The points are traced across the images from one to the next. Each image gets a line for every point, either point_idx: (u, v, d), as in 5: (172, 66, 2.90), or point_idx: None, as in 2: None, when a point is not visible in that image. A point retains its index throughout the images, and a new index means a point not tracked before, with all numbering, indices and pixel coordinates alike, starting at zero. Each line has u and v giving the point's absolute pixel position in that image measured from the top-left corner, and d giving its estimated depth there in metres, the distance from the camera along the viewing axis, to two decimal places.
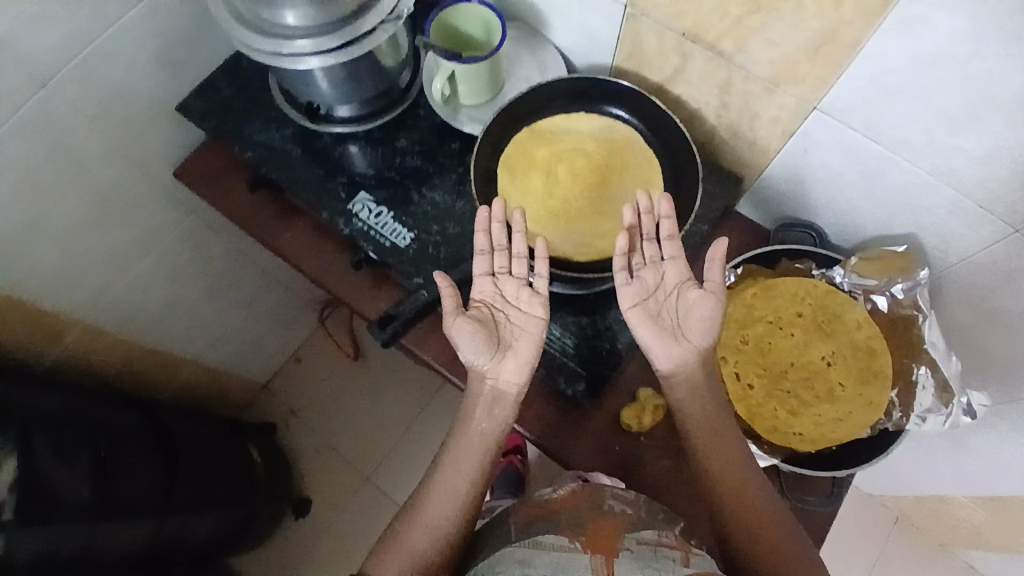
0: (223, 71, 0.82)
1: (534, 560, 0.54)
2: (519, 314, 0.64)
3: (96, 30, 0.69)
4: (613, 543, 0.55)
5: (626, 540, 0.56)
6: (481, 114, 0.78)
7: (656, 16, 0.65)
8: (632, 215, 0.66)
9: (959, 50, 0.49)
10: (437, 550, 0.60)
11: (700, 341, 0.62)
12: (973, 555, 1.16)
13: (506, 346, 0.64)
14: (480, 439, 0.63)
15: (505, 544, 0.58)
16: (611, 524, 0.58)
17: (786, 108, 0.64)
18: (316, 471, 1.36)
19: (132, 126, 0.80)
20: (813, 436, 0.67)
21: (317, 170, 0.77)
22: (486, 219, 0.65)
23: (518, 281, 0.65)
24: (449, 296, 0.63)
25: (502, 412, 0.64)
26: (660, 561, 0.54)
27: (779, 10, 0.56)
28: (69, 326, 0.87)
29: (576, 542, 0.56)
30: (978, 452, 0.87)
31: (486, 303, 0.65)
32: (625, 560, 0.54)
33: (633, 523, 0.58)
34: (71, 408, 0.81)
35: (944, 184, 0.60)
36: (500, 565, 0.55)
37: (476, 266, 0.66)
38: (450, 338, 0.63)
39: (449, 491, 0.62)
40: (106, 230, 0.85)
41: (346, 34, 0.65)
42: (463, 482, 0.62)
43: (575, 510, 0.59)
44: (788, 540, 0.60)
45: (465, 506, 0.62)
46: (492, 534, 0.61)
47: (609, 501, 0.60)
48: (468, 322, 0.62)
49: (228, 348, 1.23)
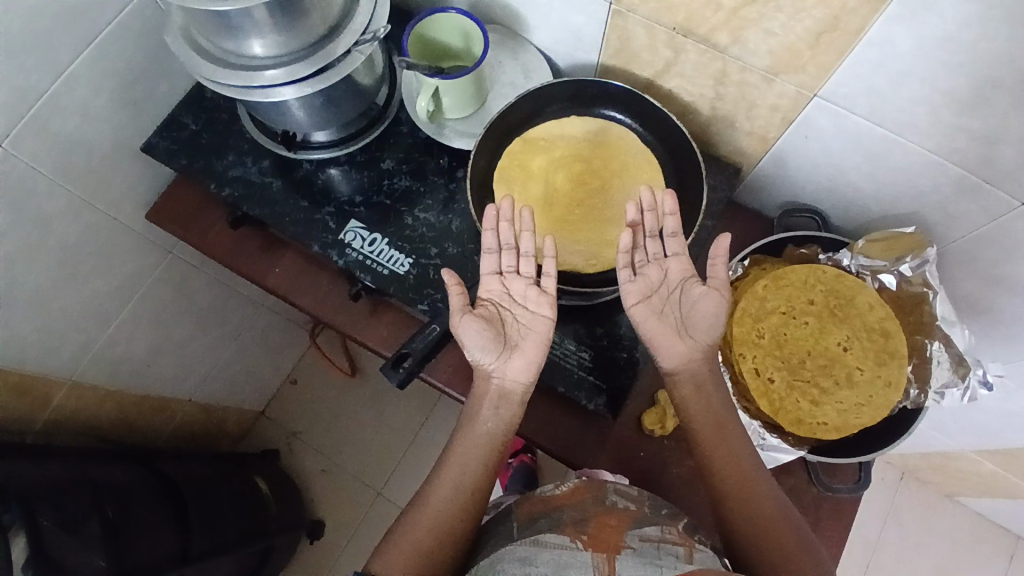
0: (186, 105, 0.78)
1: (536, 557, 0.48)
2: (524, 312, 0.63)
3: (45, 79, 0.64)
4: (616, 540, 0.50)
5: (628, 536, 0.50)
6: (467, 126, 0.75)
7: (643, 12, 0.63)
8: (636, 212, 0.64)
9: (965, 33, 0.49)
10: (434, 541, 0.55)
11: (703, 336, 0.61)
12: (978, 500, 1.22)
13: (514, 345, 0.62)
14: (486, 439, 0.60)
15: (507, 542, 0.53)
16: (614, 518, 0.53)
17: (785, 97, 0.64)
18: (327, 492, 1.34)
19: (95, 173, 0.75)
20: (837, 424, 0.65)
21: (301, 201, 0.73)
22: (494, 217, 0.63)
23: (525, 279, 0.63)
24: (456, 294, 0.61)
25: (508, 410, 0.61)
26: (664, 558, 0.48)
27: (777, 1, 0.54)
28: (56, 388, 0.82)
29: (578, 540, 0.50)
30: (985, 408, 0.90)
31: (493, 301, 0.63)
32: (627, 557, 0.48)
33: (634, 520, 0.53)
34: (69, 471, 0.76)
35: (949, 163, 0.60)
36: (500, 564, 0.49)
37: (483, 264, 0.64)
38: (455, 335, 0.62)
39: (451, 482, 0.58)
40: (81, 285, 0.80)
41: (320, 60, 0.61)
42: (464, 476, 0.58)
43: (578, 505, 0.55)
44: (798, 539, 0.56)
45: (456, 523, 0.56)
46: (494, 532, 0.57)
47: (612, 497, 0.56)
48: (475, 320, 0.61)
49: (218, 382, 1.19)
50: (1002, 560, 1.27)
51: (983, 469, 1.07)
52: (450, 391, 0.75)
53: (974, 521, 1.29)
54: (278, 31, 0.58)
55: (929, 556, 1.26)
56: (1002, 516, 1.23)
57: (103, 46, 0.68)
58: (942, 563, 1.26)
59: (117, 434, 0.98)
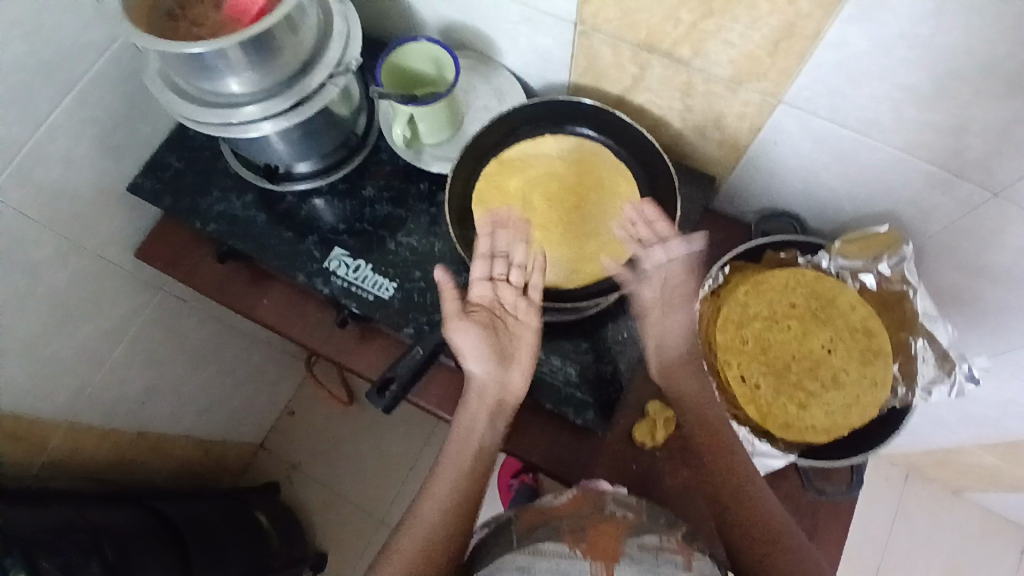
0: (168, 145, 0.79)
1: (534, 566, 0.49)
2: (518, 317, 0.64)
3: (26, 127, 0.66)
4: (614, 547, 0.50)
5: (627, 543, 0.50)
6: (444, 150, 0.76)
7: (606, 30, 0.65)
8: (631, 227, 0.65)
9: (919, 29, 0.50)
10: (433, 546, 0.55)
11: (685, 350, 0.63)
12: (985, 495, 1.21)
13: (508, 355, 0.64)
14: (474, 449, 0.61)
15: (506, 551, 0.52)
16: (611, 527, 0.52)
17: (751, 104, 0.65)
18: (329, 522, 1.33)
19: (82, 217, 0.77)
20: (825, 426, 0.65)
21: (286, 233, 0.74)
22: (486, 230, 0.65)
23: (516, 288, 0.65)
24: (451, 302, 0.62)
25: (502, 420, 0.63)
26: (662, 566, 0.48)
27: (733, 12, 0.56)
28: (51, 431, 0.84)
29: (577, 548, 0.49)
30: (982, 400, 0.90)
31: (486, 307, 0.64)
32: (625, 566, 0.48)
33: (633, 528, 0.52)
34: (62, 516, 0.76)
35: (916, 159, 0.61)
36: (499, 573, 0.50)
37: (473, 269, 0.65)
38: (451, 344, 0.63)
39: (445, 492, 0.58)
40: (72, 329, 0.81)
41: (294, 94, 0.63)
42: (455, 486, 0.59)
43: (576, 513, 0.53)
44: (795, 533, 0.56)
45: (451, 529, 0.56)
46: (492, 542, 0.54)
47: (611, 506, 0.54)
48: (472, 329, 0.62)
49: (215, 416, 1.19)
50: (1015, 556, 1.26)
51: (988, 464, 1.06)
52: (441, 414, 0.75)
53: (983, 518, 1.28)
54: (253, 68, 0.60)
55: (940, 557, 1.25)
56: (1011, 510, 1.22)
57: (84, 92, 0.70)
58: (953, 564, 1.24)
59: (110, 475, 0.97)
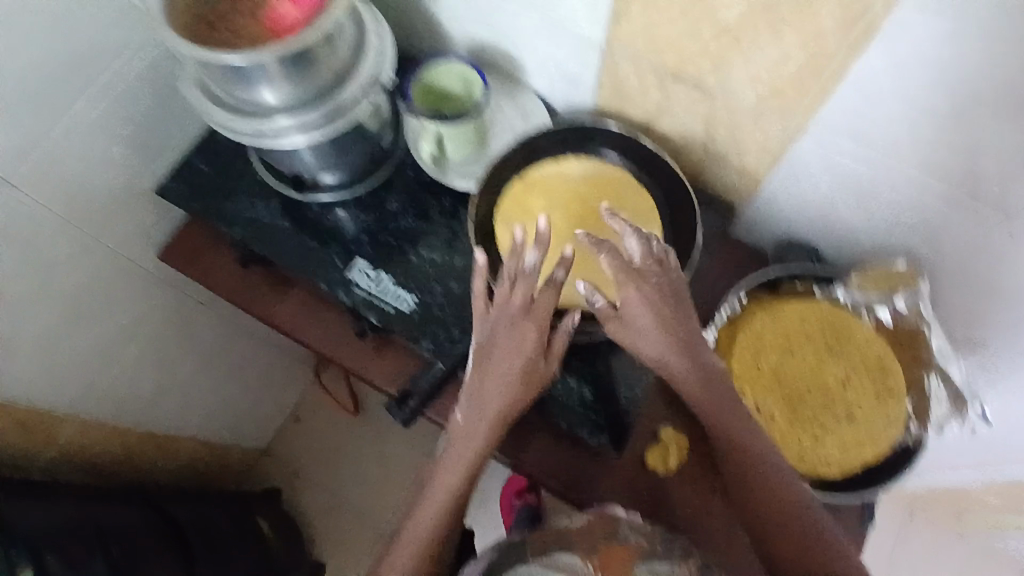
0: (198, 149, 0.81)
1: None
2: (527, 335, 0.60)
3: (61, 125, 0.68)
4: (626, 566, 0.49)
5: (639, 568, 0.49)
6: (469, 168, 0.78)
7: (634, 57, 0.66)
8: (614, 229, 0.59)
9: (941, 71, 0.51)
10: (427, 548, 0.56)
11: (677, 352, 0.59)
12: (992, 537, 1.20)
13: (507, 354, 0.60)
14: (469, 468, 0.59)
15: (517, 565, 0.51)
16: (623, 551, 0.51)
17: (774, 136, 0.66)
18: (330, 532, 1.34)
19: (110, 215, 0.78)
20: (837, 459, 0.66)
21: (309, 241, 0.76)
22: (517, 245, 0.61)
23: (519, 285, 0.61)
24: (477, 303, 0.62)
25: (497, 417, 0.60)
26: None
27: (759, 46, 0.58)
28: (63, 425, 0.84)
29: (589, 564, 0.50)
30: (993, 441, 0.90)
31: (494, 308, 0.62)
32: None
33: (646, 554, 0.51)
34: (61, 510, 0.76)
35: (934, 197, 0.62)
36: None
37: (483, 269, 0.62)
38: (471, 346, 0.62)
39: (441, 493, 0.59)
40: (90, 324, 0.82)
41: (327, 106, 0.64)
42: (453, 502, 0.58)
43: (589, 536, 0.53)
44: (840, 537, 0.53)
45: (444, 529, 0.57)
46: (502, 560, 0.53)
47: (625, 531, 0.54)
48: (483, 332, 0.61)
49: (221, 419, 1.19)
50: None
51: (997, 505, 1.05)
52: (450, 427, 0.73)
53: (989, 561, 1.26)
54: (287, 79, 0.61)
55: None
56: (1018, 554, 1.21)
57: (120, 94, 0.72)
58: None
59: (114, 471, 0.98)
